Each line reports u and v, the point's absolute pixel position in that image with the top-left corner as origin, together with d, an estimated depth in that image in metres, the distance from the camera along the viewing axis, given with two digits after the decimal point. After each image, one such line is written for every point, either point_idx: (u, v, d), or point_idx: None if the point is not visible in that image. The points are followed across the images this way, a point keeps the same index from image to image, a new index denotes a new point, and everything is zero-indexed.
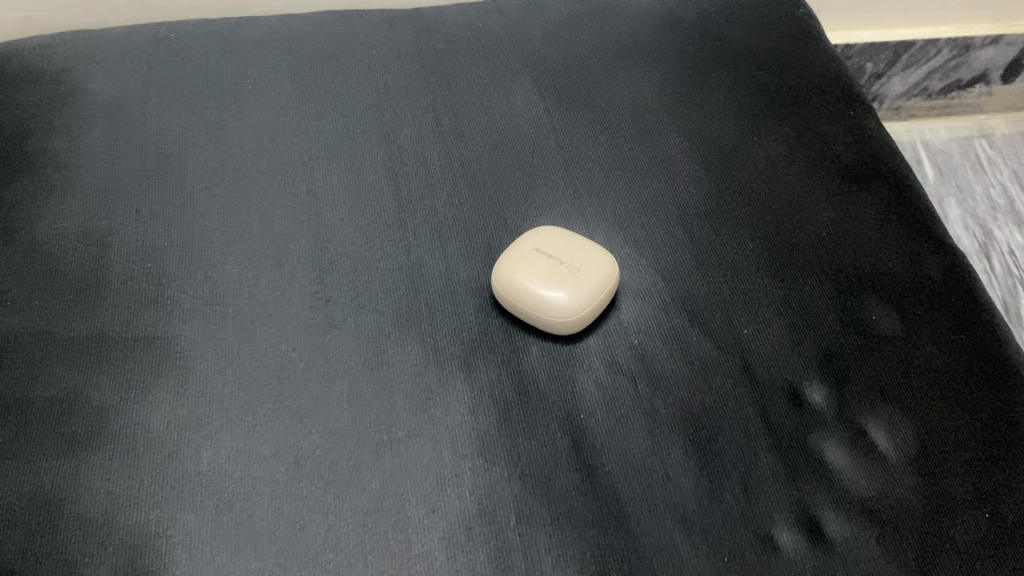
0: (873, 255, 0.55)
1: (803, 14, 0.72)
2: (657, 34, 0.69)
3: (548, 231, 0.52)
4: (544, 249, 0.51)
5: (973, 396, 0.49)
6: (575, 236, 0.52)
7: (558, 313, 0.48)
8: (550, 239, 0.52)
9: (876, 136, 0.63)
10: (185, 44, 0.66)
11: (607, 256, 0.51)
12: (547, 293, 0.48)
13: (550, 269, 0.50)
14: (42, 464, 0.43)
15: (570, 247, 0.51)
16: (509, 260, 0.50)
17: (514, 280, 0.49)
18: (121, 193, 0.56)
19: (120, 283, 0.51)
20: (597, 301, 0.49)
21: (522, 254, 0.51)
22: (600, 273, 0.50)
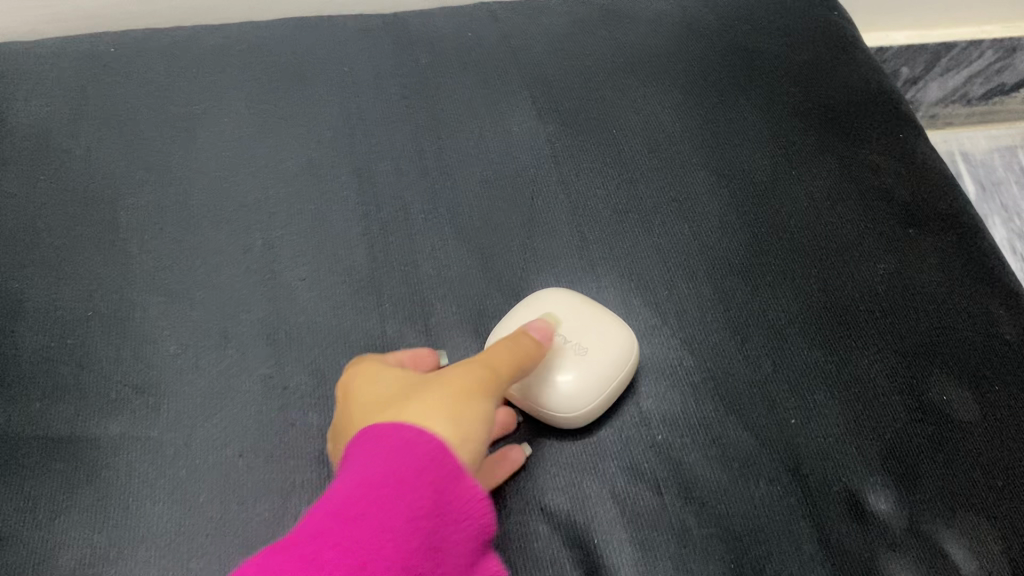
0: (941, 312, 0.46)
1: (841, 19, 0.63)
2: (676, 43, 0.60)
3: (558, 296, 0.43)
4: (548, 321, 0.42)
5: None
6: (592, 305, 0.43)
7: (553, 409, 0.40)
8: (558, 307, 0.43)
9: (933, 162, 0.54)
10: (125, 58, 0.56)
11: (625, 335, 0.42)
12: (540, 384, 0.40)
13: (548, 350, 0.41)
14: None
15: (580, 321, 0.42)
16: (504, 333, 0.42)
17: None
18: (38, 245, 0.47)
19: (34, 365, 0.42)
20: (603, 396, 0.40)
21: (520, 326, 0.42)
22: (610, 359, 0.41)
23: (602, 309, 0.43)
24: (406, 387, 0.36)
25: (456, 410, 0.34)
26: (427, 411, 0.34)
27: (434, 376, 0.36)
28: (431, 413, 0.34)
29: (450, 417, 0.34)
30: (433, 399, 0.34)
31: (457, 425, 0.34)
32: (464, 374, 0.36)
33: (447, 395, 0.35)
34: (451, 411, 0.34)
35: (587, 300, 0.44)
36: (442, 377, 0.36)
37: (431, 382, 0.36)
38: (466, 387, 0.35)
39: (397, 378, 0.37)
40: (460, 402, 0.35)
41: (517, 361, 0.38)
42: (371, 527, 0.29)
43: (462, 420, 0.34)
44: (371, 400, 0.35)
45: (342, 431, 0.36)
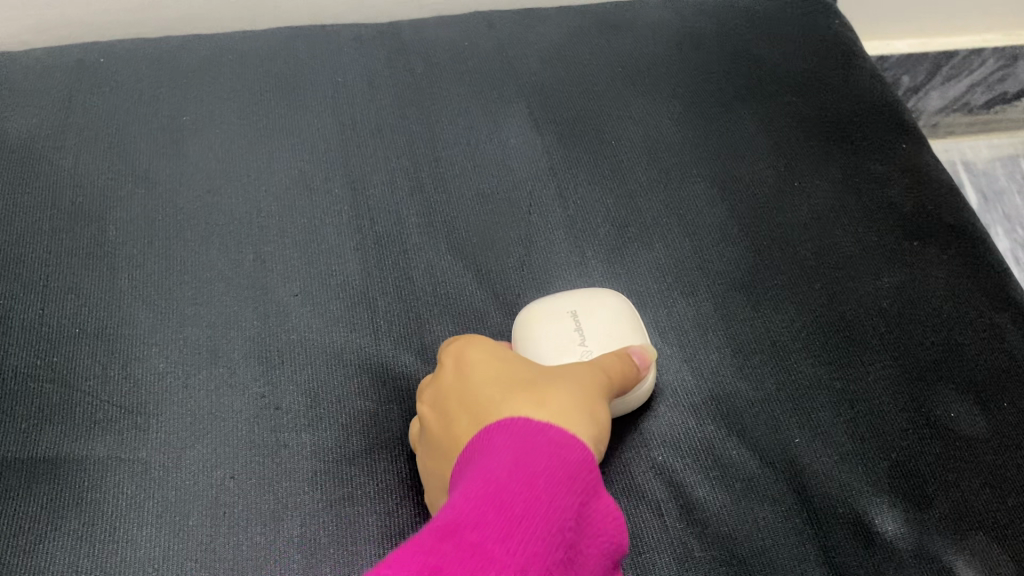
0: (947, 327, 0.45)
1: (842, 27, 0.62)
2: (674, 52, 0.59)
3: (610, 303, 0.43)
4: (584, 320, 0.42)
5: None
6: (636, 328, 0.42)
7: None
8: (603, 314, 0.42)
9: (937, 174, 0.53)
10: (113, 69, 0.55)
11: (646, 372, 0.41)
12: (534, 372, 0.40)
13: (563, 344, 0.41)
14: None
15: (612, 337, 0.42)
16: (539, 309, 0.43)
17: (523, 335, 0.42)
18: (23, 260, 0.45)
19: (17, 384, 0.41)
20: None
21: (556, 312, 0.42)
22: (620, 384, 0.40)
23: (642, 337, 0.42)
24: (537, 380, 0.36)
25: (590, 418, 0.35)
26: (571, 413, 0.34)
27: (562, 375, 0.37)
28: (572, 414, 0.34)
29: (592, 425, 0.34)
30: (574, 402, 0.35)
31: (595, 434, 0.35)
32: (592, 381, 0.37)
33: (584, 401, 0.35)
34: (588, 412, 0.35)
35: (636, 319, 0.43)
36: (569, 379, 0.36)
37: (559, 380, 0.36)
38: (591, 392, 0.36)
39: (517, 367, 0.37)
40: (595, 411, 0.35)
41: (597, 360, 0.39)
42: (529, 518, 0.28)
43: (598, 429, 0.35)
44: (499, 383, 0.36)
45: (457, 404, 0.36)
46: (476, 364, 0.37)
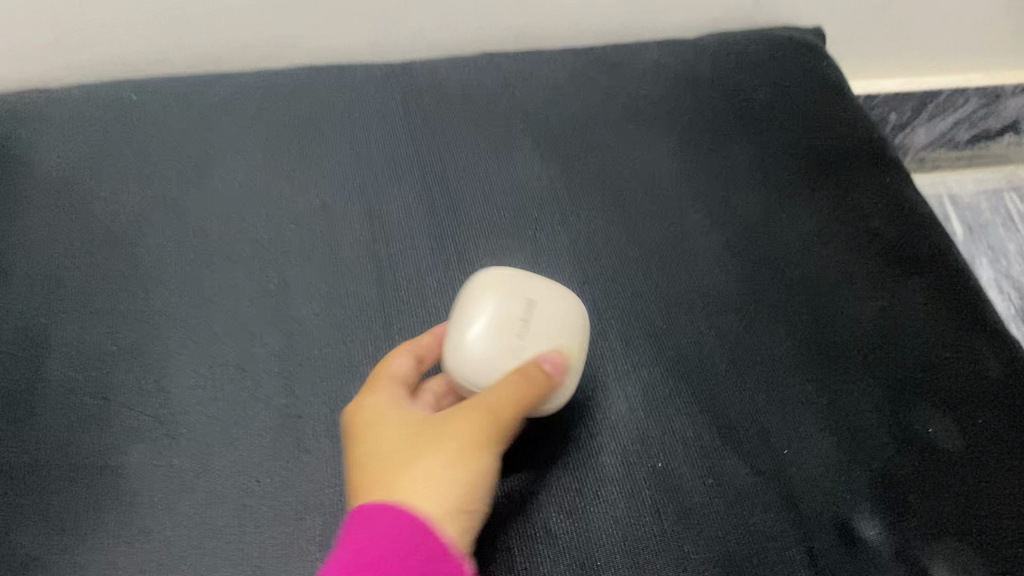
0: (924, 349, 0.48)
1: (829, 69, 0.66)
2: (670, 90, 0.63)
3: (565, 303, 0.43)
4: (535, 310, 0.42)
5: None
6: (576, 337, 0.42)
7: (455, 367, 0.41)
8: (553, 310, 0.42)
9: (918, 207, 0.56)
10: (144, 104, 0.59)
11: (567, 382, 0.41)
12: (467, 345, 0.41)
13: (505, 324, 0.41)
14: None
15: (552, 336, 0.41)
16: (500, 278, 0.43)
17: (475, 296, 0.42)
18: (62, 282, 0.49)
19: (56, 394, 0.44)
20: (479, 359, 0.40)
21: (513, 288, 0.43)
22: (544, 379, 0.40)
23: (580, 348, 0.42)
24: (404, 446, 0.36)
25: (453, 484, 0.34)
26: (424, 493, 0.33)
27: (434, 432, 0.36)
28: (425, 493, 0.33)
29: (453, 490, 0.34)
30: (431, 472, 0.34)
31: (461, 496, 0.34)
32: (468, 425, 0.36)
33: (446, 463, 0.34)
34: (449, 482, 0.34)
35: (581, 328, 0.43)
36: (438, 441, 0.35)
37: (428, 445, 0.35)
38: (460, 450, 0.35)
39: (396, 428, 0.37)
40: (461, 470, 0.34)
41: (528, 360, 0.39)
42: None
43: (465, 491, 0.34)
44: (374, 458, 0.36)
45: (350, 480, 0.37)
46: (366, 428, 0.37)
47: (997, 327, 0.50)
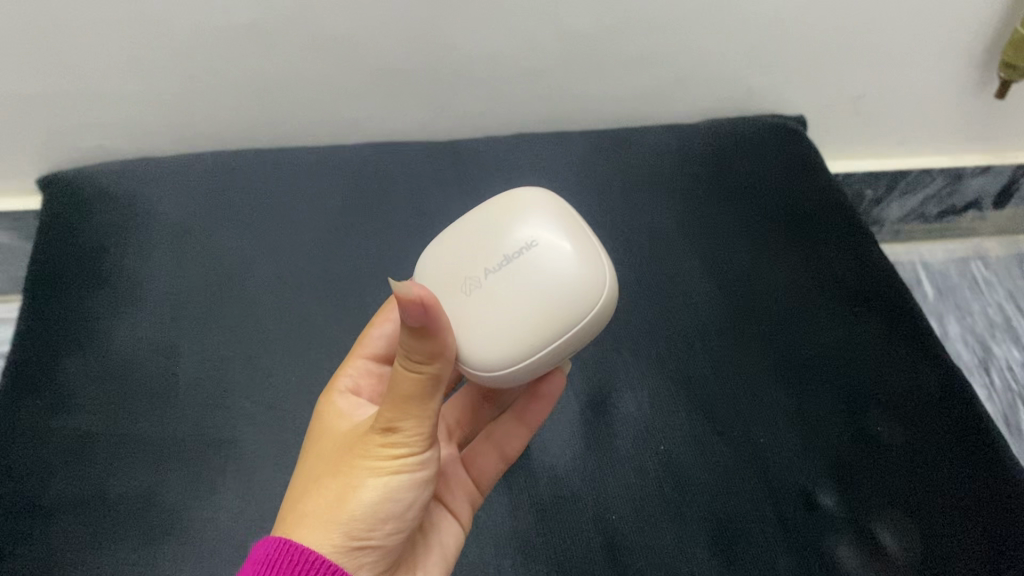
0: (875, 368, 0.60)
1: (808, 148, 0.80)
2: (673, 163, 0.76)
3: (572, 268, 0.42)
4: (527, 257, 0.42)
5: (978, 503, 0.52)
6: (547, 308, 0.41)
7: (430, 262, 0.46)
8: (545, 267, 0.42)
9: (876, 258, 0.69)
10: (241, 171, 0.73)
11: (498, 341, 0.41)
12: (462, 239, 0.45)
13: (489, 252, 0.43)
14: (120, 548, 0.51)
15: (514, 293, 0.42)
16: (540, 207, 0.44)
17: (509, 211, 0.44)
18: (188, 308, 0.64)
19: (188, 388, 0.58)
20: (450, 257, 0.45)
21: (529, 224, 0.43)
22: (469, 321, 0.42)
23: (546, 329, 0.41)
24: (314, 479, 0.42)
25: (340, 521, 0.39)
26: (314, 530, 0.39)
27: (341, 462, 0.41)
28: (318, 528, 0.39)
29: (332, 527, 0.39)
30: (315, 511, 0.40)
31: (342, 530, 0.39)
32: (367, 464, 0.40)
33: (334, 500, 0.40)
34: (337, 519, 0.39)
35: (570, 303, 0.41)
36: (340, 480, 0.40)
37: (334, 480, 0.40)
38: (353, 489, 0.40)
39: (325, 454, 0.43)
40: (343, 503, 0.39)
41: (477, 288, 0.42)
42: None
43: (348, 520, 0.39)
44: (303, 486, 0.42)
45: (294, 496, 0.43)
46: (313, 456, 0.44)
47: (940, 355, 0.62)
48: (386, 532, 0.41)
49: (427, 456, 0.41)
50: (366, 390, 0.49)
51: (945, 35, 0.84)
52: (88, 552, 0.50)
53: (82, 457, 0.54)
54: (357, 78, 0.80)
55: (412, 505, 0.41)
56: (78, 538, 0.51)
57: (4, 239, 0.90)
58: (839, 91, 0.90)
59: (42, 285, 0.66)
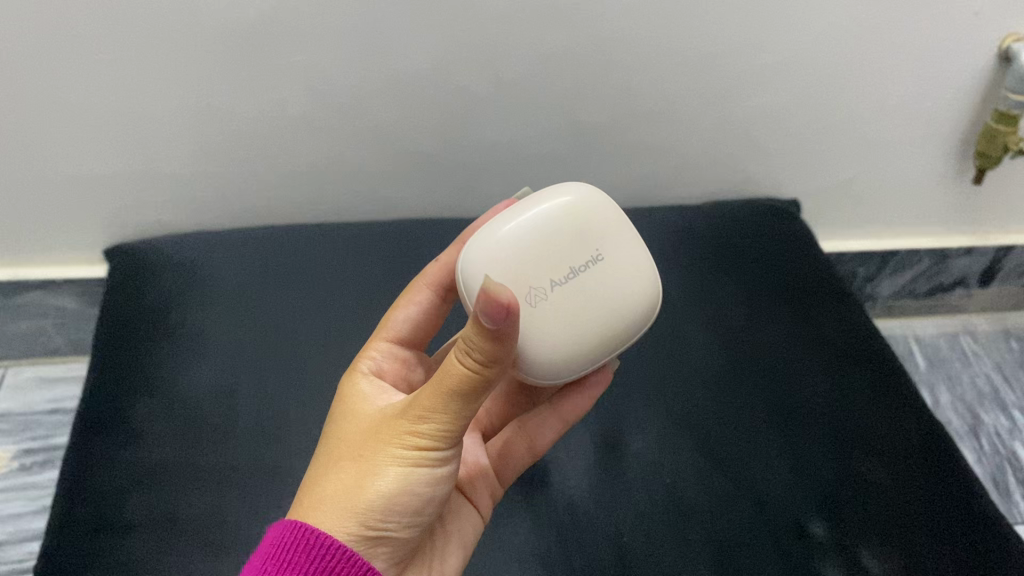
0: (859, 415, 0.68)
1: (800, 226, 0.89)
2: (676, 239, 0.86)
3: (629, 286, 0.53)
4: (592, 274, 0.52)
5: (957, 543, 0.59)
6: (616, 319, 0.52)
7: (481, 256, 0.51)
8: (608, 284, 0.52)
9: (861, 321, 0.77)
10: (291, 240, 0.82)
11: (572, 345, 0.51)
12: (517, 242, 0.51)
13: (552, 264, 0.51)
14: (190, 560, 0.59)
15: (584, 305, 0.51)
16: (588, 218, 0.53)
17: (564, 224, 0.52)
18: (245, 358, 0.72)
19: (248, 429, 0.67)
20: (511, 260, 0.51)
21: (587, 240, 0.53)
22: (543, 328, 0.50)
23: (615, 337, 0.52)
24: (342, 466, 0.47)
25: (356, 507, 0.45)
26: (332, 513, 0.45)
27: (366, 453, 0.47)
28: (335, 511, 0.45)
29: (349, 515, 0.45)
30: (336, 500, 0.46)
31: (357, 519, 0.45)
32: (391, 455, 0.46)
33: (355, 489, 0.46)
34: (353, 505, 0.45)
35: (629, 315, 0.53)
36: (361, 467, 0.46)
37: (357, 464, 0.47)
38: (373, 478, 0.46)
39: (353, 442, 0.49)
40: (363, 492, 0.45)
41: (550, 301, 0.51)
42: None
43: (366, 510, 0.45)
44: (328, 467, 0.48)
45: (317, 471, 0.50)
46: (340, 438, 0.50)
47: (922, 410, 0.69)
48: (401, 522, 0.46)
49: (448, 454, 0.47)
50: (388, 369, 0.59)
51: (923, 129, 0.94)
52: (161, 564, 0.59)
53: (154, 484, 0.64)
54: (396, 161, 0.90)
55: (427, 500, 0.47)
56: (152, 553, 0.60)
57: (69, 304, 0.99)
58: (828, 178, 0.99)
59: (112, 341, 0.74)
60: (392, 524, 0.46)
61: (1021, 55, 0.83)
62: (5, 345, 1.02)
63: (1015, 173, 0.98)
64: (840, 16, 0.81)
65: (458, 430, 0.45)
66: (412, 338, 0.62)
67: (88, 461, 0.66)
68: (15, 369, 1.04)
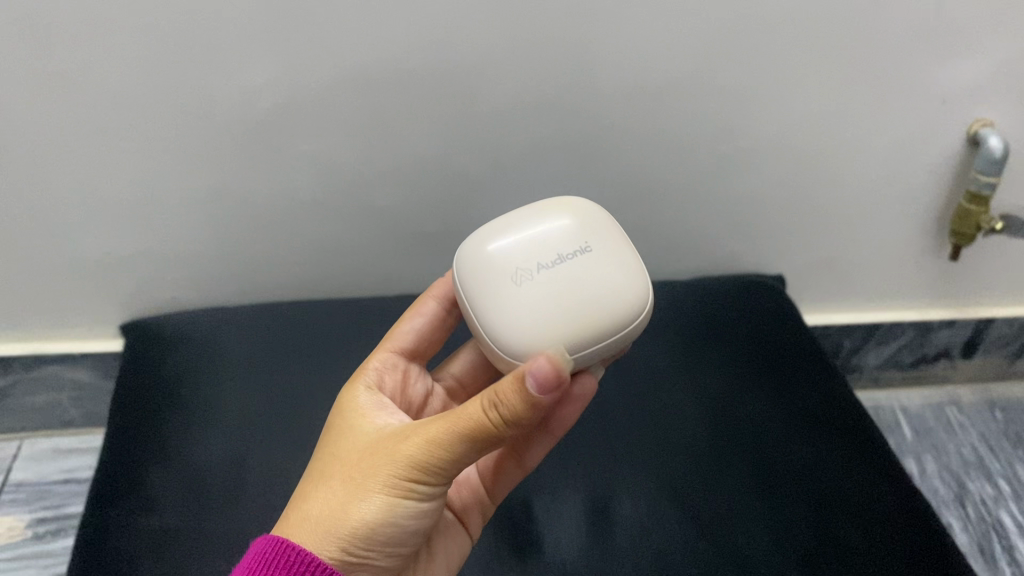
0: (839, 481, 0.71)
1: (784, 299, 0.93)
2: (665, 314, 0.90)
3: (620, 272, 0.55)
4: (579, 260, 0.55)
5: None
6: (602, 298, 0.54)
7: (477, 253, 0.57)
8: (597, 269, 0.55)
9: (842, 390, 0.81)
10: (299, 315, 0.87)
11: (555, 320, 0.53)
12: (513, 238, 0.57)
13: (541, 252, 0.56)
14: None
15: (569, 285, 0.54)
16: (579, 219, 0.58)
17: (557, 225, 0.57)
18: (255, 427, 0.76)
19: (256, 494, 0.71)
20: (504, 249, 0.56)
21: (577, 234, 0.57)
22: (527, 301, 0.54)
23: (602, 315, 0.53)
24: (336, 486, 0.52)
25: (341, 531, 0.50)
26: (318, 535, 0.50)
27: (357, 479, 0.52)
28: (322, 531, 0.50)
29: (334, 540, 0.50)
30: (323, 522, 0.51)
31: (341, 544, 0.50)
32: (381, 483, 0.51)
33: (345, 513, 0.51)
34: (338, 529, 0.50)
35: (619, 297, 0.54)
36: (351, 492, 0.51)
37: (348, 488, 0.52)
38: (360, 505, 0.51)
39: (348, 462, 0.54)
40: (352, 518, 0.50)
41: (536, 280, 0.54)
42: None
43: (352, 536, 0.50)
44: (321, 488, 0.53)
45: (310, 484, 0.55)
46: (337, 457, 0.55)
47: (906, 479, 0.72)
48: (382, 551, 0.52)
49: (434, 493, 0.52)
50: (388, 378, 0.64)
51: (900, 208, 0.99)
52: None
53: (166, 548, 0.67)
54: (399, 240, 0.95)
55: (408, 530, 0.52)
56: None
57: (85, 377, 1.04)
58: (811, 255, 1.03)
59: (129, 410, 0.79)
60: (373, 549, 0.51)
61: (989, 139, 0.89)
62: (23, 417, 1.06)
63: (990, 250, 1.03)
64: (816, 105, 0.87)
65: (449, 472, 0.50)
66: (415, 351, 0.68)
67: (104, 523, 0.69)
68: (32, 440, 1.08)
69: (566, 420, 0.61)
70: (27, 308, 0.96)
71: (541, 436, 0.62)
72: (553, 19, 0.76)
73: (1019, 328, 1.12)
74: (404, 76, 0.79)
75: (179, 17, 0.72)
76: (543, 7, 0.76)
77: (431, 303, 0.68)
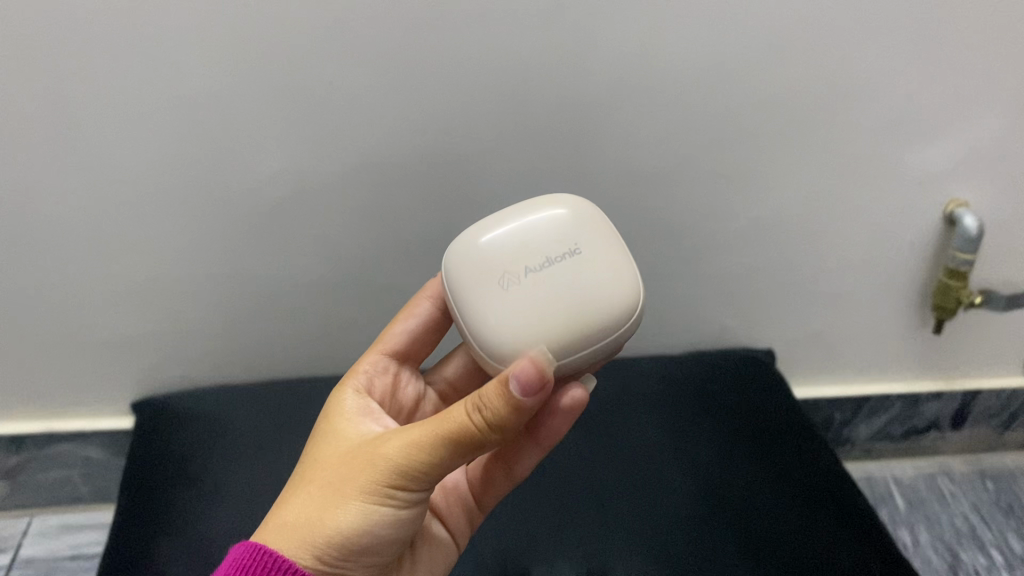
0: (826, 553, 0.74)
1: (773, 374, 0.97)
2: (657, 391, 0.94)
3: (609, 275, 0.57)
4: (568, 264, 0.56)
5: None
6: (590, 303, 0.55)
7: (465, 250, 0.58)
8: (585, 272, 0.56)
9: (829, 463, 0.84)
10: (305, 393, 0.90)
11: (543, 326, 0.55)
12: (503, 240, 0.58)
13: (530, 255, 0.57)
14: None
15: (557, 290, 0.55)
16: (572, 219, 0.59)
17: (548, 226, 0.58)
18: (262, 501, 0.79)
19: None
20: (493, 253, 0.57)
21: (567, 236, 0.58)
22: (515, 307, 0.55)
23: (590, 320, 0.55)
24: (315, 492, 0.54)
25: (317, 538, 0.52)
26: (295, 541, 0.52)
27: (337, 485, 0.53)
28: (299, 537, 0.52)
29: (311, 545, 0.51)
30: (302, 528, 0.52)
31: (317, 550, 0.51)
32: (358, 489, 0.52)
33: (323, 520, 0.52)
34: (315, 534, 0.52)
35: (608, 300, 0.56)
36: (329, 499, 0.53)
37: (326, 496, 0.53)
38: (337, 512, 0.52)
39: (330, 470, 0.55)
40: (328, 526, 0.52)
41: (525, 286, 0.56)
42: None
43: (327, 544, 0.51)
44: (300, 497, 0.55)
45: (289, 494, 0.56)
46: (318, 466, 0.57)
47: (896, 553, 0.74)
48: (358, 561, 0.53)
49: (412, 501, 0.53)
50: (379, 381, 0.68)
51: (882, 285, 1.03)
52: None
53: None
54: None
55: (384, 538, 0.53)
56: None
57: (96, 455, 1.07)
58: (798, 330, 1.07)
59: (139, 485, 0.82)
60: (348, 556, 0.52)
61: (963, 219, 0.93)
62: (34, 494, 1.09)
63: (972, 325, 1.07)
64: (797, 189, 0.92)
65: (428, 479, 0.51)
66: (406, 353, 0.71)
67: None
68: (42, 517, 1.10)
69: (556, 433, 0.63)
70: (42, 387, 1.00)
71: (528, 448, 0.64)
72: (543, 111, 0.82)
73: (1005, 400, 1.15)
74: (405, 164, 0.85)
75: (195, 111, 0.78)
76: (534, 100, 0.81)
77: (422, 306, 0.71)
